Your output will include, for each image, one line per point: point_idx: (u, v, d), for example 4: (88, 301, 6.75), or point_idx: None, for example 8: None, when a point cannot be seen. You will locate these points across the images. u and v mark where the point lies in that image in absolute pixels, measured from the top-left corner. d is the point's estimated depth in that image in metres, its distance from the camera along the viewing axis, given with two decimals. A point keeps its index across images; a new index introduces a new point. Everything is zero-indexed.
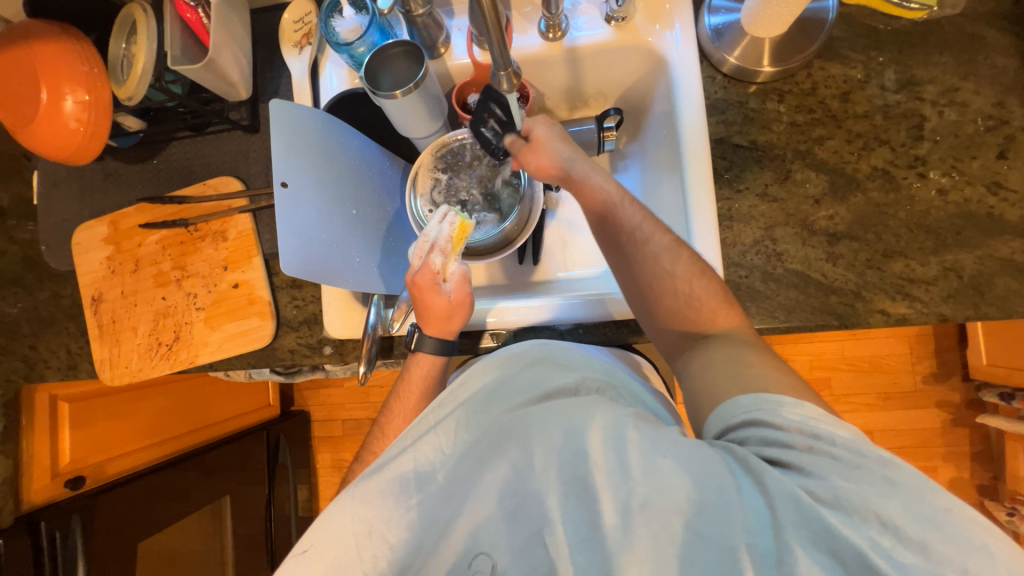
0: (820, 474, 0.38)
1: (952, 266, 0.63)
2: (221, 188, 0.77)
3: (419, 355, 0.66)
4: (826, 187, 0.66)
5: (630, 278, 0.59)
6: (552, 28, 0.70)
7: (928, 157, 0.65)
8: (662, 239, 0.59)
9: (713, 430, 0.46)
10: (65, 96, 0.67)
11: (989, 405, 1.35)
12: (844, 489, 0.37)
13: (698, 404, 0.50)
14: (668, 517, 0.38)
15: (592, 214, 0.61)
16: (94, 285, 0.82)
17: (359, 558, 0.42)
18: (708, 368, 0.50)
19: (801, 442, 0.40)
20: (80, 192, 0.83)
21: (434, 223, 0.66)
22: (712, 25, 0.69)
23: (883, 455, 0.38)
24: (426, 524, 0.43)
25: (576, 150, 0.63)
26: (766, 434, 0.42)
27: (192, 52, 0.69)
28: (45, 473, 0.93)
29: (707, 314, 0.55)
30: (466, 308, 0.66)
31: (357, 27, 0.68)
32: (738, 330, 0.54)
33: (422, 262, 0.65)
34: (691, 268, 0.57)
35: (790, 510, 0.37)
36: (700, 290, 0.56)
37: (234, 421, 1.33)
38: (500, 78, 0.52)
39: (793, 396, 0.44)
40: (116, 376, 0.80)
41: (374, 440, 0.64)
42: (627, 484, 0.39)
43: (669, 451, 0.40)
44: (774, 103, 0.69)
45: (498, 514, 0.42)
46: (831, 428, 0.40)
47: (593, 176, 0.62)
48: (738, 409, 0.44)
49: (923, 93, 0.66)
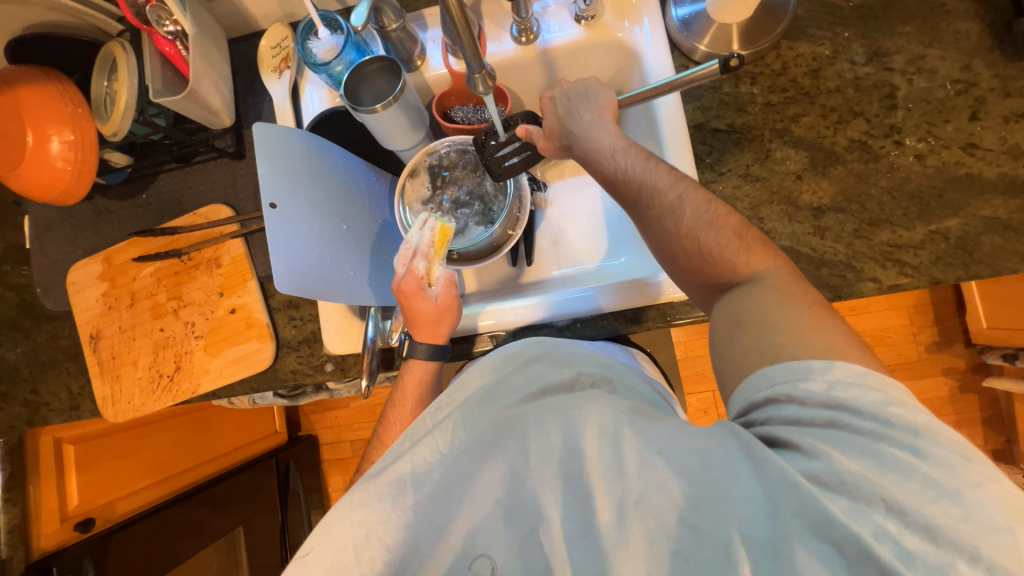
0: (822, 455, 0.38)
1: (938, 228, 0.64)
2: (211, 216, 0.78)
3: (412, 362, 0.67)
4: (806, 162, 0.67)
5: (647, 234, 0.60)
6: (523, 32, 0.71)
7: (903, 125, 0.66)
8: (670, 195, 0.57)
9: (738, 406, 0.46)
10: (51, 137, 0.68)
11: (994, 368, 1.35)
12: (849, 472, 0.37)
13: (726, 373, 0.49)
14: (664, 513, 0.38)
15: (607, 181, 0.64)
16: (92, 322, 0.82)
17: (356, 561, 0.41)
18: (738, 334, 0.49)
19: (822, 418, 0.40)
20: (71, 232, 0.84)
21: (414, 230, 0.67)
22: (679, 16, 0.70)
23: (913, 424, 0.38)
24: (420, 524, 0.42)
25: (585, 112, 0.66)
26: (787, 412, 0.42)
27: (173, 83, 0.70)
28: (54, 518, 0.92)
29: (728, 266, 0.53)
30: (453, 311, 0.67)
31: (333, 46, 0.69)
32: (764, 272, 0.51)
33: (406, 269, 0.67)
34: (711, 213, 0.55)
35: (790, 500, 0.36)
36: (718, 241, 0.54)
37: (242, 451, 1.31)
38: (474, 81, 0.53)
39: (824, 358, 0.43)
40: (119, 411, 0.80)
41: (374, 451, 0.63)
42: (622, 482, 0.39)
43: (664, 448, 0.40)
44: (747, 85, 0.70)
45: (496, 513, 0.41)
46: (858, 398, 0.40)
47: (599, 133, 0.64)
48: (763, 384, 0.44)
49: (891, 63, 0.68)
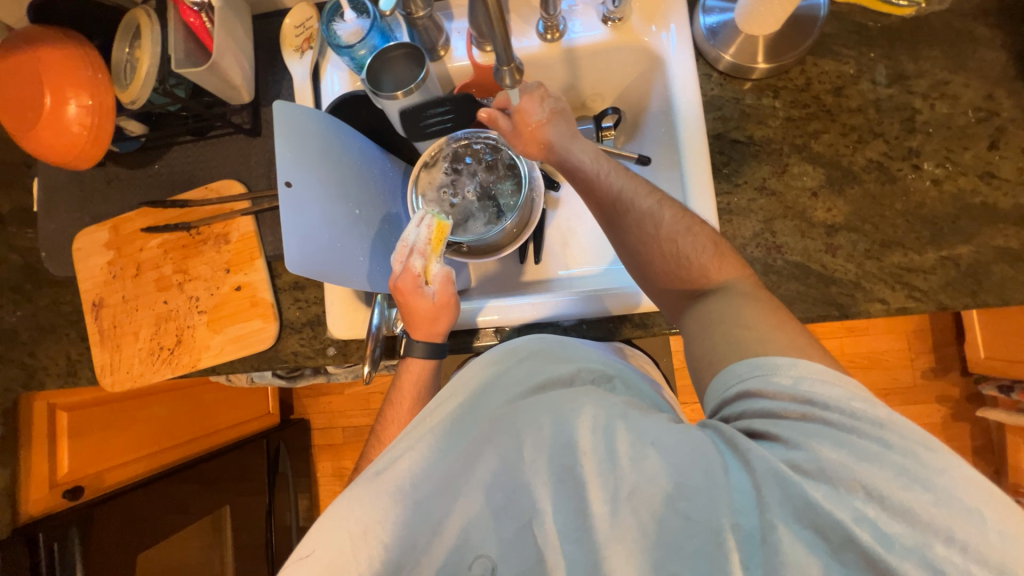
0: (804, 444, 0.38)
1: (950, 255, 0.64)
2: (222, 191, 0.78)
3: (410, 360, 0.66)
4: (822, 180, 0.67)
5: (621, 241, 0.61)
6: (550, 29, 0.71)
7: (922, 148, 0.66)
8: (647, 201, 0.59)
9: (712, 404, 0.47)
10: (68, 100, 0.68)
11: (988, 398, 1.35)
12: (830, 461, 0.36)
13: (700, 373, 0.51)
14: (655, 502, 0.38)
15: (579, 183, 0.63)
16: (95, 290, 0.81)
17: (355, 561, 0.40)
18: (709, 335, 0.51)
19: (794, 411, 0.41)
20: (80, 198, 0.83)
21: (412, 227, 0.65)
22: (707, 24, 0.70)
23: (875, 417, 0.38)
24: (417, 520, 0.42)
25: (563, 124, 0.65)
26: (760, 405, 0.42)
27: (195, 55, 0.69)
28: (43, 484, 0.92)
29: (699, 271, 0.56)
30: (451, 309, 0.65)
31: (358, 30, 0.69)
32: (732, 280, 0.54)
33: (403, 266, 0.64)
34: (677, 223, 0.57)
35: (774, 488, 0.37)
36: (689, 247, 0.56)
37: (234, 429, 1.31)
38: (502, 73, 0.53)
39: (790, 356, 0.44)
40: (117, 381, 0.79)
41: (372, 449, 0.63)
42: (615, 474, 0.39)
43: (657, 439, 0.40)
44: (769, 98, 0.70)
45: (488, 511, 0.41)
46: (823, 391, 0.40)
47: (579, 150, 0.63)
48: (732, 380, 0.45)
49: (914, 86, 0.68)
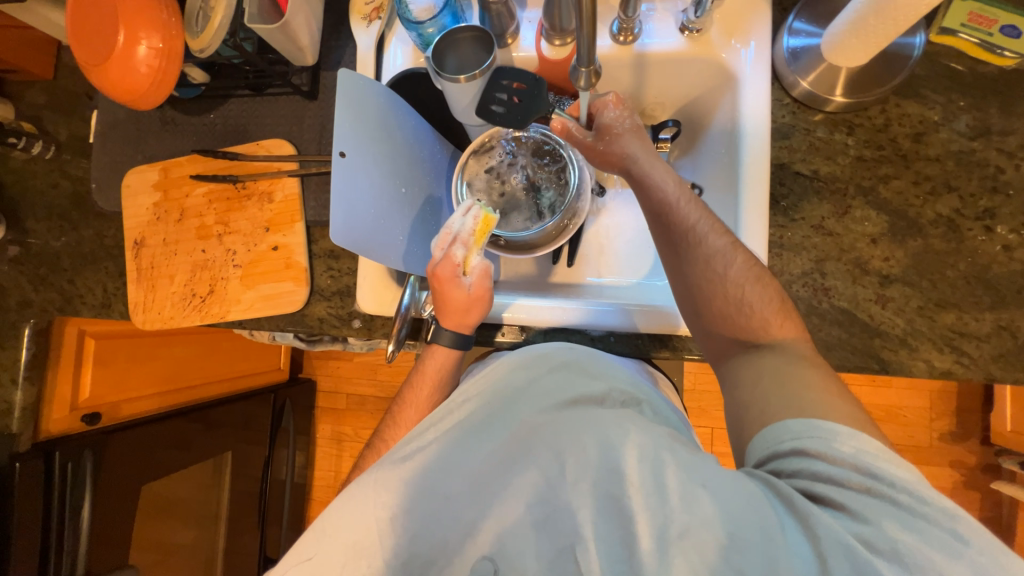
0: (872, 520, 0.37)
1: (1009, 325, 0.61)
2: (273, 149, 0.78)
3: (435, 348, 0.66)
4: (885, 228, 0.65)
5: (681, 274, 0.58)
6: (624, 31, 0.69)
7: (998, 210, 0.63)
8: (718, 241, 0.56)
9: (758, 454, 0.45)
10: (140, 40, 0.68)
11: (1005, 472, 1.31)
12: (902, 543, 0.36)
13: (745, 420, 0.49)
14: (708, 549, 0.36)
15: (648, 210, 0.61)
16: (138, 229, 0.83)
17: (380, 545, 0.41)
18: (760, 384, 0.50)
19: (856, 482, 0.40)
20: (135, 136, 0.85)
21: (457, 215, 0.64)
22: (790, 46, 0.67)
23: (947, 507, 0.37)
24: (449, 522, 0.41)
25: (638, 140, 0.62)
26: (817, 469, 0.41)
27: (269, 13, 0.69)
28: (64, 405, 0.94)
29: (758, 318, 0.54)
30: (485, 303, 0.64)
31: (430, 7, 0.68)
32: (791, 341, 0.52)
33: (443, 254, 0.63)
34: (746, 273, 0.55)
35: (841, 561, 0.35)
36: (754, 297, 0.54)
37: (244, 380, 1.35)
38: (579, 74, 0.51)
39: (850, 426, 0.43)
40: (148, 319, 0.81)
41: (386, 429, 0.65)
42: (665, 509, 0.38)
43: (708, 481, 0.39)
44: (842, 134, 0.67)
45: (527, 520, 0.40)
46: (887, 467, 0.40)
47: (653, 172, 0.61)
48: (785, 436, 0.44)
49: (1001, 143, 0.64)
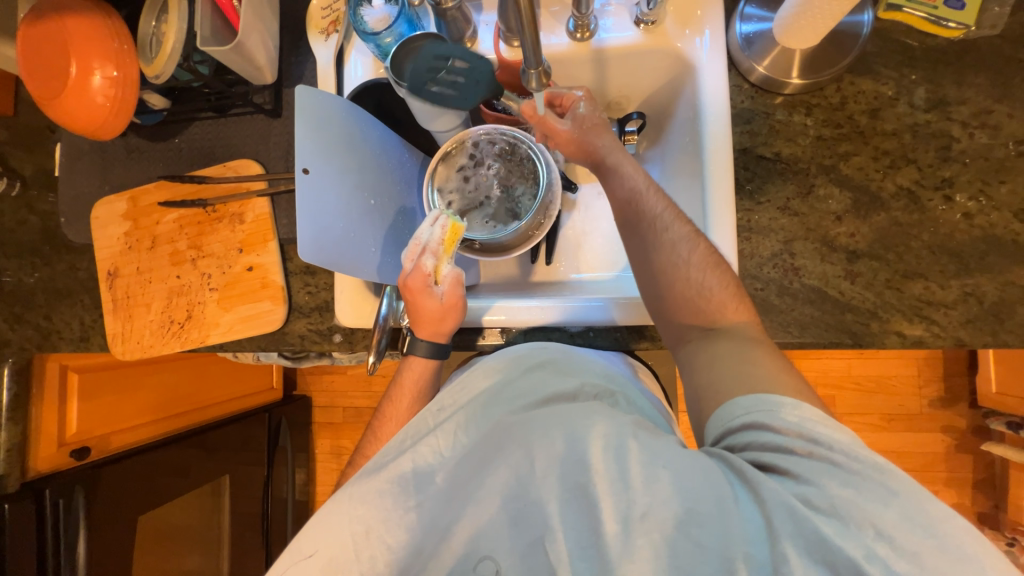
0: (815, 481, 0.38)
1: (974, 291, 0.62)
2: (240, 170, 0.78)
3: (412, 358, 0.66)
4: (849, 204, 0.66)
5: (648, 261, 0.59)
6: (580, 28, 0.69)
7: (956, 178, 0.64)
8: (683, 228, 0.59)
9: (714, 433, 0.47)
10: (94, 71, 0.68)
11: (995, 433, 1.33)
12: (840, 499, 0.37)
13: (702, 405, 0.51)
14: (667, 527, 0.37)
15: (616, 202, 0.63)
16: (111, 259, 0.82)
17: (357, 558, 0.42)
18: (714, 365, 0.51)
19: (800, 448, 0.41)
20: (101, 166, 0.84)
21: (425, 226, 0.64)
22: (743, 33, 0.68)
23: (879, 463, 0.38)
24: (428, 526, 0.43)
25: (610, 135, 0.66)
26: (766, 439, 0.43)
27: (222, 34, 0.69)
28: (52, 442, 0.93)
29: (717, 306, 0.55)
30: (459, 310, 0.65)
31: (386, 17, 0.68)
32: (744, 324, 0.55)
33: (413, 265, 0.63)
34: (705, 259, 0.57)
35: (787, 522, 0.37)
36: (713, 281, 0.56)
37: (238, 402, 1.34)
38: (529, 76, 0.52)
39: (794, 397, 0.45)
40: (127, 350, 0.81)
41: (367, 445, 0.64)
42: (627, 494, 0.39)
43: (669, 463, 0.40)
44: (801, 116, 0.68)
45: (500, 518, 0.41)
46: (828, 432, 0.41)
47: (624, 163, 0.63)
48: (737, 412, 0.46)
49: (953, 113, 0.65)
